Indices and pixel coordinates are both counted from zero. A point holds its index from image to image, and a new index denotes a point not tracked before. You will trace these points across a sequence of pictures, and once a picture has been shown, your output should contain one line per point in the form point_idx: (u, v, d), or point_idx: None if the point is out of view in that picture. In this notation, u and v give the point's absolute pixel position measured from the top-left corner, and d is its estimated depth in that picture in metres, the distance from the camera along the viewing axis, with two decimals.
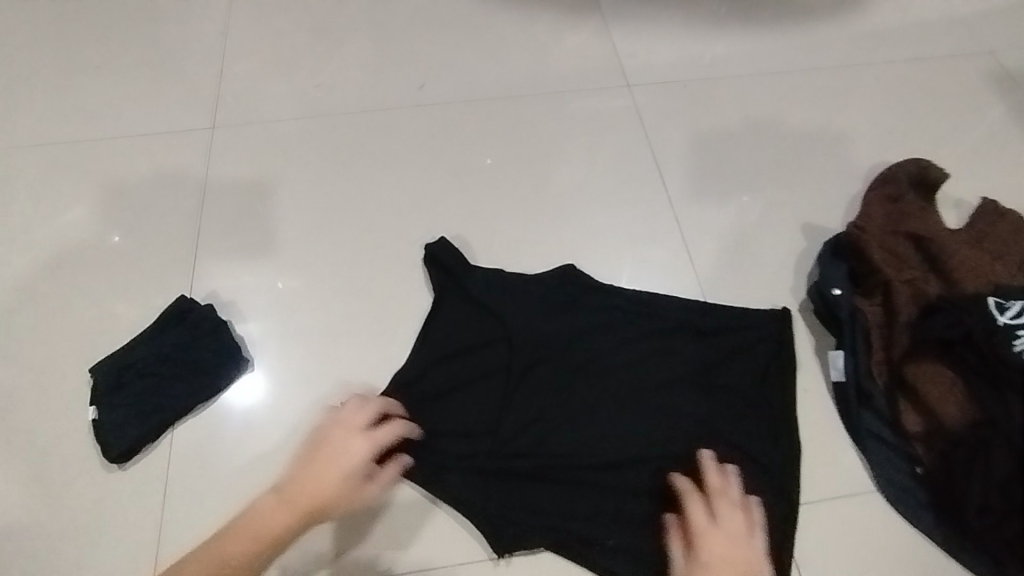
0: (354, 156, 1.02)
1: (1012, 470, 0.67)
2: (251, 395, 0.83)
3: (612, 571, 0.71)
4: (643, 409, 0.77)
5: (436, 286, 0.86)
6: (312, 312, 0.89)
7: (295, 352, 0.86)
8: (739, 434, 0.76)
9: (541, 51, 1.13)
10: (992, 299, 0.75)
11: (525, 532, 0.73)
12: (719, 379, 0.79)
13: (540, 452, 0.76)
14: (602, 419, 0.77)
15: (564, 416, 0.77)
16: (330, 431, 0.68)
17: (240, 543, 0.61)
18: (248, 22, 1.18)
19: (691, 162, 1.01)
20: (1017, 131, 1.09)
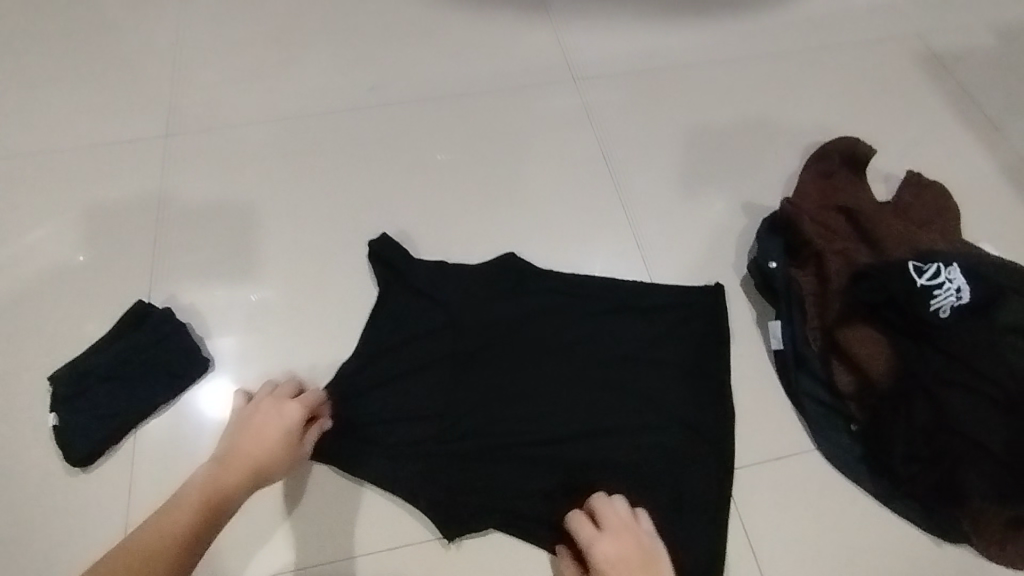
0: (309, 158, 1.04)
1: (928, 419, 0.74)
2: (220, 398, 0.85)
3: (569, 539, 0.76)
4: (592, 386, 0.81)
5: (387, 279, 0.89)
6: (273, 312, 0.91)
7: (259, 352, 0.88)
8: (683, 404, 0.81)
9: (491, 48, 1.17)
10: (911, 263, 0.79)
11: (487, 508, 0.77)
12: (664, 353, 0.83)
13: (496, 432, 0.80)
14: (554, 397, 0.81)
15: (518, 396, 0.81)
16: (258, 408, 0.76)
17: (190, 502, 0.67)
18: (198, 28, 1.19)
19: (634, 151, 1.06)
20: (947, 104, 1.14)
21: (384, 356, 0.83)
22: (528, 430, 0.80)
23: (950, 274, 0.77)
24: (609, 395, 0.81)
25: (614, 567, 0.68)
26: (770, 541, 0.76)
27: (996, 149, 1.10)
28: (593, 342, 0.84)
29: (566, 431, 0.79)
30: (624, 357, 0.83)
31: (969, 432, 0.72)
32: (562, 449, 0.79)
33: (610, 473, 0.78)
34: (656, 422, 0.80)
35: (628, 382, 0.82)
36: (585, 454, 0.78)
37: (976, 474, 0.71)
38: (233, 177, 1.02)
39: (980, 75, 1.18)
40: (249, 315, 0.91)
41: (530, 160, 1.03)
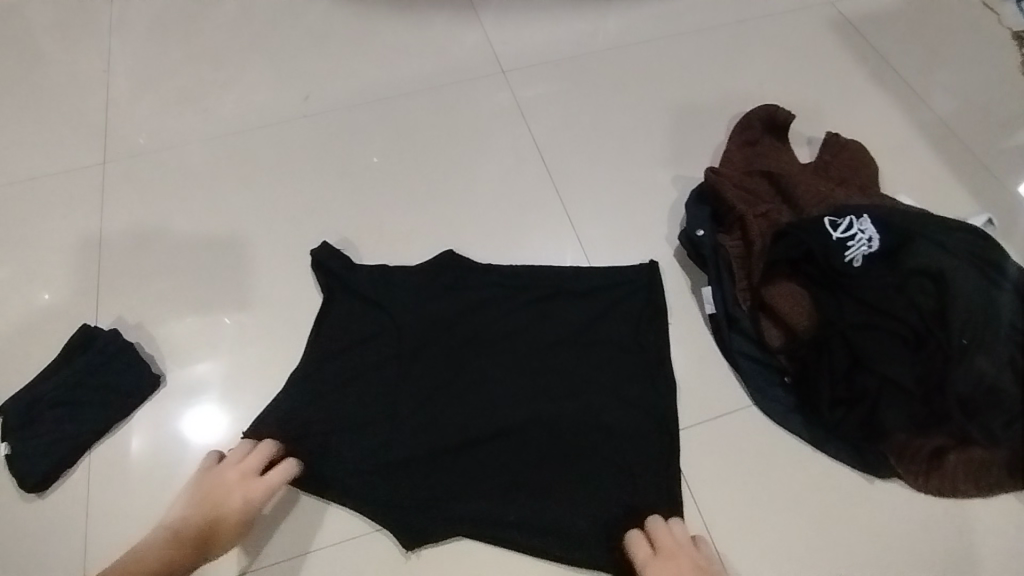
0: (248, 170, 1.06)
1: (848, 363, 0.77)
2: (196, 428, 0.86)
3: (520, 516, 0.79)
4: (537, 369, 0.86)
5: (327, 287, 0.92)
6: (226, 331, 0.93)
7: (217, 372, 0.90)
8: (625, 377, 0.85)
9: (420, 48, 1.21)
10: (827, 219, 0.83)
11: (441, 494, 0.80)
12: (604, 331, 0.88)
13: (444, 421, 0.83)
14: (501, 382, 0.85)
15: (461, 386, 0.85)
16: (223, 471, 0.77)
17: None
18: (127, 51, 1.20)
19: (564, 137, 1.10)
20: (852, 71, 1.21)
21: (332, 358, 0.87)
22: (479, 416, 0.83)
23: (861, 225, 0.81)
24: (553, 376, 0.85)
25: None
26: (718, 496, 0.80)
27: (905, 105, 1.18)
28: (532, 327, 0.88)
29: (514, 414, 0.83)
30: (567, 339, 0.87)
31: (885, 371, 0.75)
32: (512, 430, 0.83)
33: (562, 451, 0.81)
34: (600, 399, 0.84)
35: (573, 361, 0.86)
36: (535, 434, 0.82)
37: (895, 410, 0.75)
38: (173, 196, 1.04)
39: (886, 36, 1.25)
40: (202, 332, 0.92)
41: (466, 155, 1.08)
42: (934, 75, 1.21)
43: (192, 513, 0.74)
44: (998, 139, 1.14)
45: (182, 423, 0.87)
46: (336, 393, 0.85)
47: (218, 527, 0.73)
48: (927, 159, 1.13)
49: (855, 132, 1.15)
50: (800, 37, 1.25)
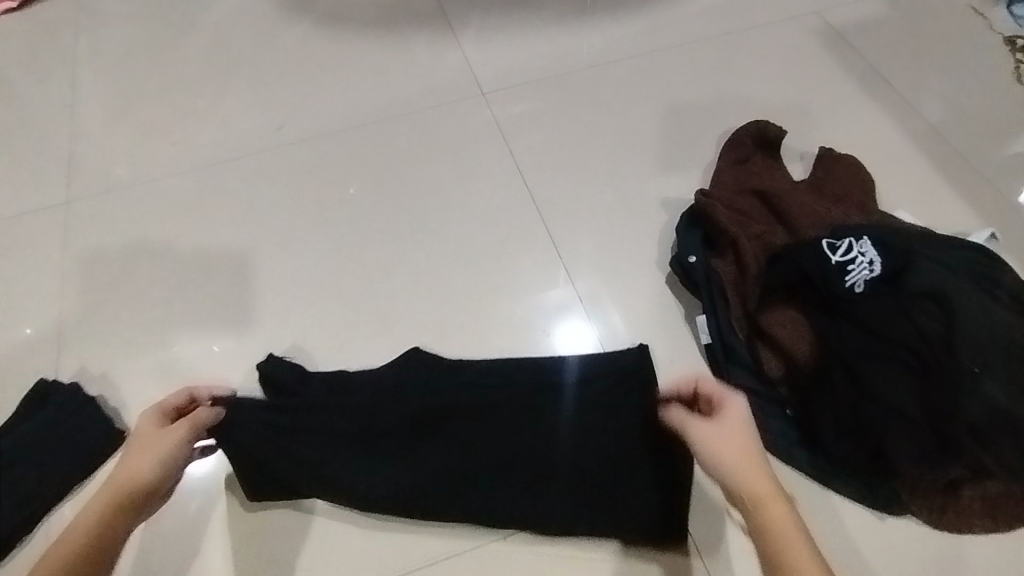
0: (219, 206, 1.02)
1: (854, 393, 0.73)
2: None
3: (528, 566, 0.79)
4: (516, 414, 0.82)
5: (282, 369, 0.87)
6: (202, 373, 0.90)
7: None
8: (610, 416, 0.81)
9: (396, 73, 1.17)
10: (825, 241, 0.79)
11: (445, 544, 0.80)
12: (586, 370, 0.83)
13: (436, 488, 0.80)
14: (483, 423, 0.81)
15: (449, 454, 0.81)
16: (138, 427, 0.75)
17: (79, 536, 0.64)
18: (94, 85, 1.16)
19: (548, 160, 1.07)
20: (843, 81, 1.18)
21: (299, 414, 0.82)
22: (459, 461, 0.80)
23: (861, 247, 0.77)
24: (549, 441, 0.80)
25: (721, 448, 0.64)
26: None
27: (900, 116, 1.14)
28: (510, 373, 0.84)
29: (495, 460, 0.80)
30: (549, 382, 0.83)
31: (892, 403, 0.71)
32: (493, 476, 0.80)
33: (541, 497, 0.79)
34: (583, 439, 0.80)
35: (555, 405, 0.82)
36: (515, 477, 0.80)
37: (908, 444, 0.70)
38: (140, 233, 0.99)
39: (876, 47, 1.22)
40: (176, 380, 0.89)
41: (445, 183, 1.04)
42: (928, 85, 1.18)
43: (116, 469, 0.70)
44: (995, 149, 1.11)
45: None
46: (310, 444, 0.81)
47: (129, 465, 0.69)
48: (926, 171, 1.08)
49: (849, 144, 1.11)
50: (788, 49, 1.21)
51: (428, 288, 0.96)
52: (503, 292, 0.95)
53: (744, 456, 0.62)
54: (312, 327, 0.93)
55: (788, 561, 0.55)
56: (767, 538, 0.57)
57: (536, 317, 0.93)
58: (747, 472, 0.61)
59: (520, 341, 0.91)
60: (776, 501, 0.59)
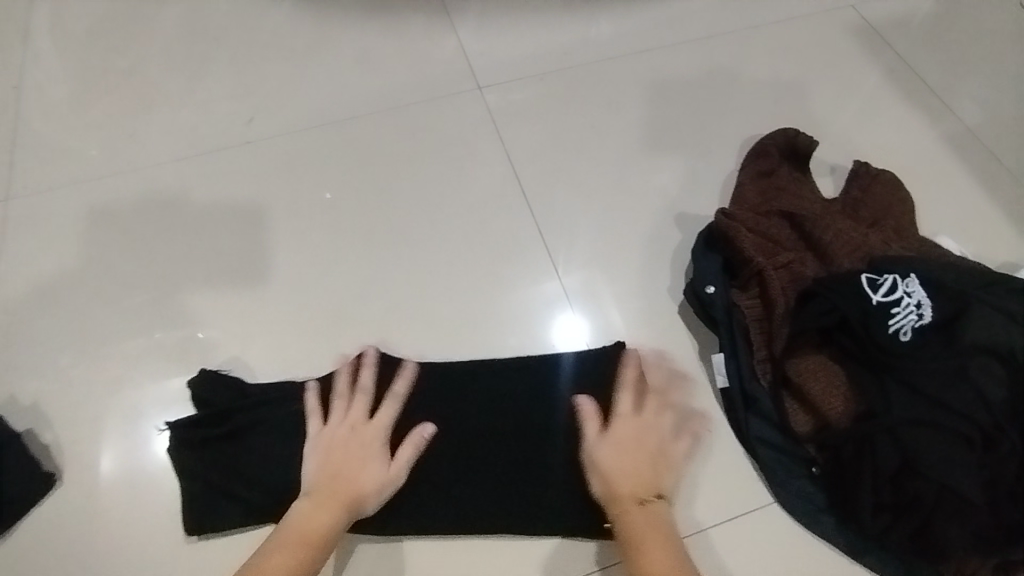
0: (177, 211, 0.92)
1: (900, 463, 0.62)
2: (133, 489, 0.76)
3: None
4: (483, 445, 0.74)
5: (221, 387, 0.78)
6: (164, 380, 0.82)
7: (156, 425, 0.79)
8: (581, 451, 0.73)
9: (384, 61, 1.05)
10: (865, 277, 0.69)
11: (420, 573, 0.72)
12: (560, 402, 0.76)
13: (413, 525, 0.72)
14: (448, 455, 0.74)
15: (428, 487, 0.73)
16: (356, 433, 0.71)
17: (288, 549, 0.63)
18: (46, 67, 1.04)
19: (548, 165, 0.96)
20: (880, 84, 1.06)
21: (261, 437, 0.75)
22: (420, 495, 0.72)
23: (908, 286, 0.67)
24: (531, 467, 0.73)
25: (615, 452, 0.68)
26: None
27: (944, 127, 1.02)
28: (473, 397, 0.77)
29: (455, 492, 0.73)
30: (513, 412, 0.76)
31: (945, 478, 0.60)
32: (457, 512, 0.72)
33: (510, 529, 0.72)
34: (549, 470, 0.73)
35: (525, 439, 0.74)
36: (478, 512, 0.72)
37: (958, 526, 0.61)
38: (91, 240, 0.90)
39: (918, 46, 1.10)
40: (132, 406, 0.80)
41: (433, 190, 0.94)
42: (973, 90, 1.06)
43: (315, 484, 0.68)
44: None
45: (117, 481, 0.77)
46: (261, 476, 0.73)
47: (343, 487, 0.68)
48: (972, 189, 0.97)
49: (886, 155, 1.00)
50: (821, 45, 1.10)
51: (412, 307, 0.86)
52: (495, 309, 0.86)
53: (631, 459, 0.68)
54: (281, 350, 0.83)
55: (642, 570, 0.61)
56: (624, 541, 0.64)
57: (531, 341, 0.84)
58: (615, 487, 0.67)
59: None
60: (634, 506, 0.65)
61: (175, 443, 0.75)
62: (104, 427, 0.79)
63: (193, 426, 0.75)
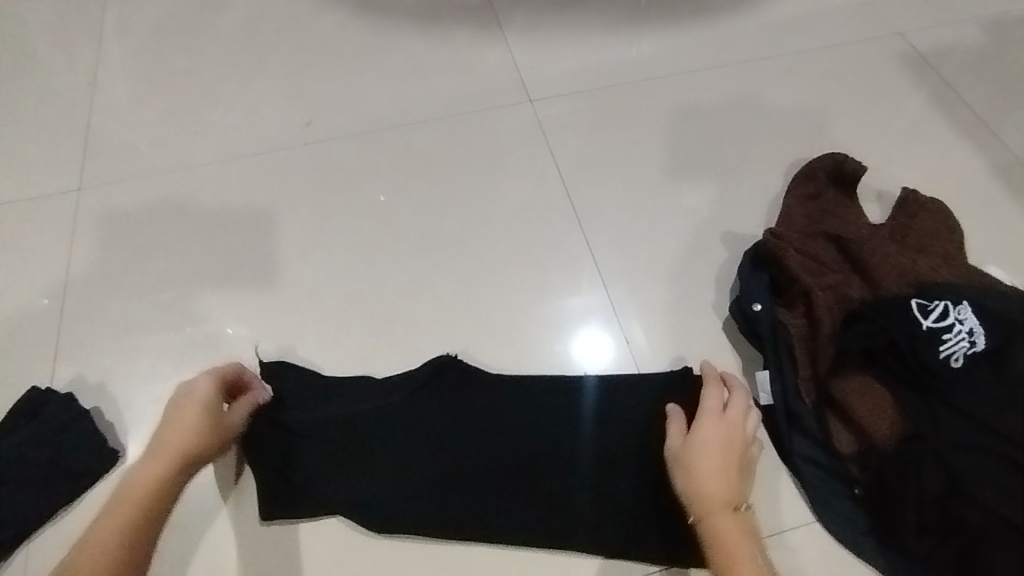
0: (237, 209, 0.96)
1: (945, 486, 0.64)
2: None
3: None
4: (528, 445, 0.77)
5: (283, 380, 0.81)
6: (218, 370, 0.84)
7: None
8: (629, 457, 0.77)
9: (437, 71, 1.09)
10: (915, 301, 0.70)
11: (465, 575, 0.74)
12: (596, 405, 0.80)
13: (463, 524, 0.74)
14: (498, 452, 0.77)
15: (480, 487, 0.76)
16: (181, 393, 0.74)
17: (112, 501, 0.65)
18: (119, 66, 1.09)
19: (596, 179, 0.98)
20: (927, 111, 1.07)
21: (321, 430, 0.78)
22: (471, 493, 0.75)
23: (959, 313, 0.68)
24: (580, 477, 0.76)
25: (703, 451, 0.67)
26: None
27: (993, 156, 1.03)
28: (518, 398, 0.80)
29: (505, 495, 0.75)
30: (561, 415, 0.79)
31: (993, 505, 0.62)
32: (506, 515, 0.75)
33: (558, 530, 0.74)
34: (595, 475, 0.76)
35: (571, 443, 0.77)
36: (526, 516, 0.75)
37: (1008, 555, 0.61)
38: (154, 233, 0.94)
39: (966, 75, 1.10)
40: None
41: (482, 198, 0.97)
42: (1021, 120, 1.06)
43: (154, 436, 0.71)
44: None
45: None
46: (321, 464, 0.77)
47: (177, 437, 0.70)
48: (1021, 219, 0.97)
49: (934, 183, 1.00)
50: (868, 72, 1.11)
51: (459, 311, 0.88)
52: (539, 311, 0.88)
53: (718, 463, 0.66)
54: (332, 347, 0.86)
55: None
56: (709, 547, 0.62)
57: (577, 351, 0.85)
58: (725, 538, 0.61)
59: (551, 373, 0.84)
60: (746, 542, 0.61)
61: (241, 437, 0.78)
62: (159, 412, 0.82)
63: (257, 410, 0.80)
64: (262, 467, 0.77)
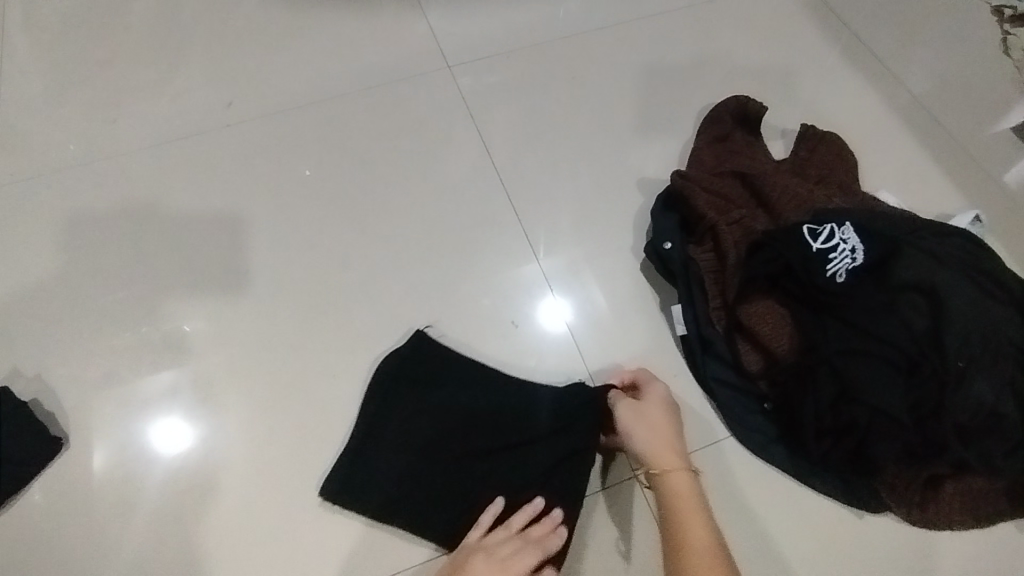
0: (163, 193, 0.96)
1: (836, 392, 0.70)
2: (130, 471, 0.81)
3: None
4: (456, 430, 0.79)
5: (242, 355, 0.87)
6: (164, 369, 0.86)
7: (153, 415, 0.84)
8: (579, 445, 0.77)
9: (356, 45, 1.09)
10: (806, 226, 0.76)
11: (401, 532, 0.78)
12: (530, 352, 0.87)
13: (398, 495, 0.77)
14: (431, 463, 0.78)
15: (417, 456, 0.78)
16: (647, 412, 0.75)
17: (682, 484, 0.69)
18: (22, 58, 1.06)
19: (517, 138, 1.02)
20: (826, 51, 1.13)
21: (280, 401, 0.85)
22: (408, 498, 0.77)
23: (844, 234, 0.74)
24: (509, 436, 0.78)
25: (649, 427, 0.73)
26: None
27: (886, 91, 1.09)
28: (457, 401, 0.81)
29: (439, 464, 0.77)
30: (505, 367, 0.85)
31: (877, 404, 0.68)
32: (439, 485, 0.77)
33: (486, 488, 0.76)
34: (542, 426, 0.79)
35: (515, 409, 0.80)
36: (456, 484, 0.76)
37: (889, 444, 0.69)
38: (79, 226, 0.94)
39: (866, 16, 1.16)
40: (138, 379, 0.85)
41: (408, 166, 0.99)
42: (917, 55, 1.12)
43: (661, 446, 0.72)
44: (984, 124, 1.05)
45: (114, 470, 0.81)
46: (282, 433, 0.83)
47: (663, 445, 0.72)
48: (911, 149, 1.04)
49: (832, 119, 1.06)
50: (771, 16, 1.15)
51: (394, 279, 0.92)
52: (478, 283, 0.91)
53: (662, 432, 0.73)
54: (268, 322, 0.89)
55: (673, 502, 0.68)
56: (666, 500, 0.69)
57: (506, 304, 0.90)
58: (681, 502, 0.68)
59: (487, 330, 0.88)
60: (682, 475, 0.70)
61: (206, 404, 0.84)
62: (102, 415, 0.84)
63: (210, 386, 0.85)
64: (226, 438, 0.83)
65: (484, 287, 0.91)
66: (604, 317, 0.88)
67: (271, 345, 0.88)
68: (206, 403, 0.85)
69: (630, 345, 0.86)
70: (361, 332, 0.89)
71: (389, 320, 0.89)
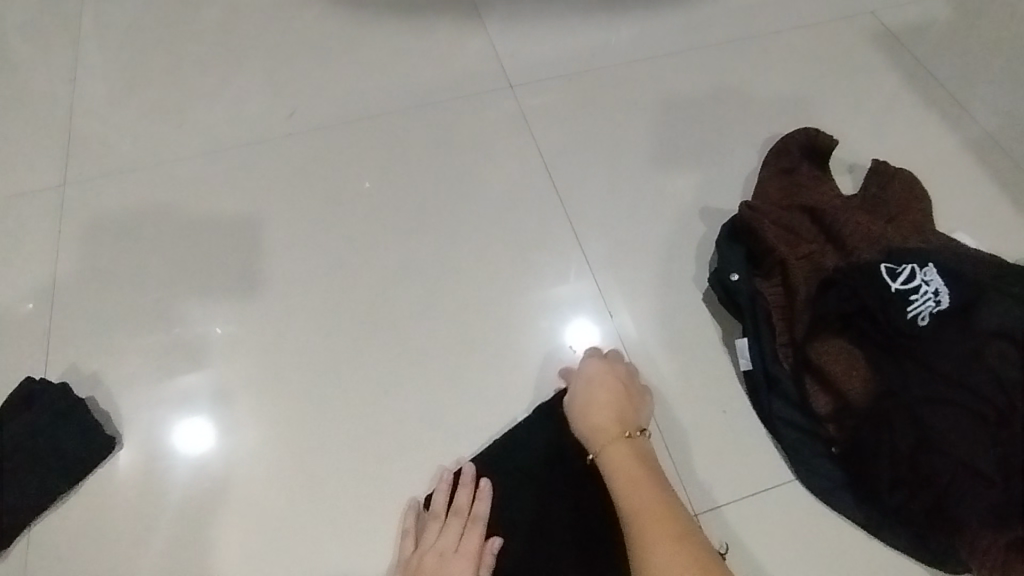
0: (224, 199, 0.97)
1: (913, 440, 0.68)
2: (173, 469, 0.81)
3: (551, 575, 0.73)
4: (514, 454, 0.80)
5: (294, 363, 0.87)
6: (187, 368, 0.86)
7: (180, 414, 0.83)
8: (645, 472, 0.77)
9: (418, 61, 1.10)
10: (883, 265, 0.74)
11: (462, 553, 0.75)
12: None
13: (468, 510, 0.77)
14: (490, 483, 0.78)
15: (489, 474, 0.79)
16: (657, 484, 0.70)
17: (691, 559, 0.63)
18: (97, 63, 1.09)
19: (577, 160, 1.01)
20: (894, 85, 1.10)
21: (331, 412, 0.84)
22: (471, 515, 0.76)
23: (925, 276, 0.71)
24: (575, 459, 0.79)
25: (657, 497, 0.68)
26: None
27: (959, 128, 1.06)
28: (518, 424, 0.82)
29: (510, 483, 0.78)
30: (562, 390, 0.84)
31: (960, 454, 0.65)
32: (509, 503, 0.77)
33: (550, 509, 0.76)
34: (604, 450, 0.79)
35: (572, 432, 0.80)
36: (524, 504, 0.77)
37: (970, 500, 0.65)
38: (143, 227, 0.95)
39: (936, 51, 1.13)
40: (169, 380, 0.85)
41: (467, 183, 0.99)
42: (989, 93, 1.09)
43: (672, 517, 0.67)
44: None
45: (154, 465, 0.81)
46: (329, 447, 0.82)
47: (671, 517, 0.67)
48: (986, 188, 1.00)
49: (902, 155, 1.03)
50: (838, 49, 1.13)
51: (449, 294, 0.91)
52: (534, 304, 0.90)
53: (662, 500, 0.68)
54: (321, 331, 0.88)
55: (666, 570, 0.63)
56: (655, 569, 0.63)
57: (562, 327, 0.88)
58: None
59: (542, 353, 0.87)
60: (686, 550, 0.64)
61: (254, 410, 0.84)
62: (132, 417, 0.83)
63: (260, 391, 0.85)
64: (275, 446, 0.82)
65: (541, 308, 0.89)
66: (665, 345, 0.85)
67: (323, 355, 0.87)
68: (257, 409, 0.84)
69: (693, 376, 0.83)
70: (414, 347, 0.87)
71: (443, 337, 0.88)
